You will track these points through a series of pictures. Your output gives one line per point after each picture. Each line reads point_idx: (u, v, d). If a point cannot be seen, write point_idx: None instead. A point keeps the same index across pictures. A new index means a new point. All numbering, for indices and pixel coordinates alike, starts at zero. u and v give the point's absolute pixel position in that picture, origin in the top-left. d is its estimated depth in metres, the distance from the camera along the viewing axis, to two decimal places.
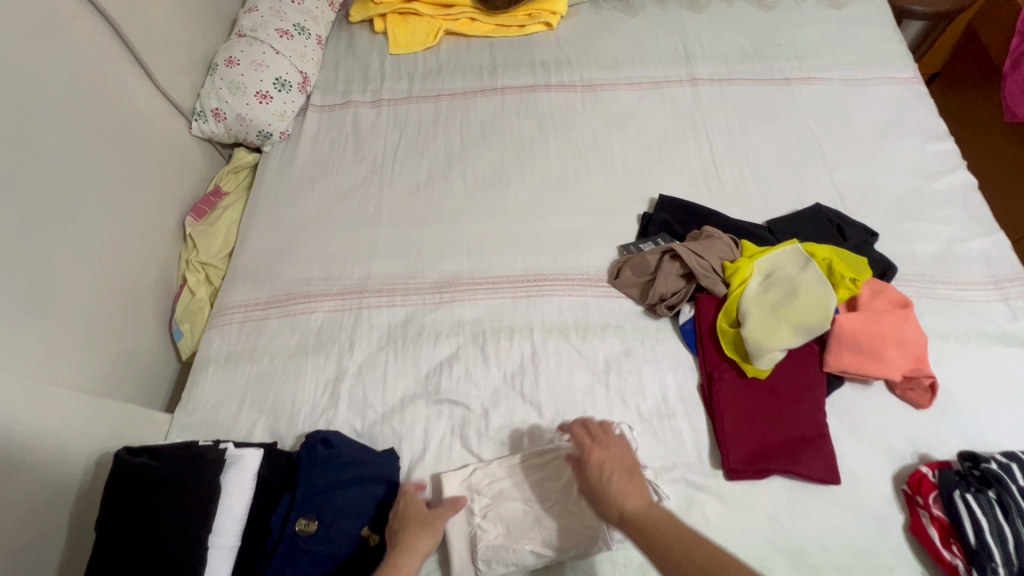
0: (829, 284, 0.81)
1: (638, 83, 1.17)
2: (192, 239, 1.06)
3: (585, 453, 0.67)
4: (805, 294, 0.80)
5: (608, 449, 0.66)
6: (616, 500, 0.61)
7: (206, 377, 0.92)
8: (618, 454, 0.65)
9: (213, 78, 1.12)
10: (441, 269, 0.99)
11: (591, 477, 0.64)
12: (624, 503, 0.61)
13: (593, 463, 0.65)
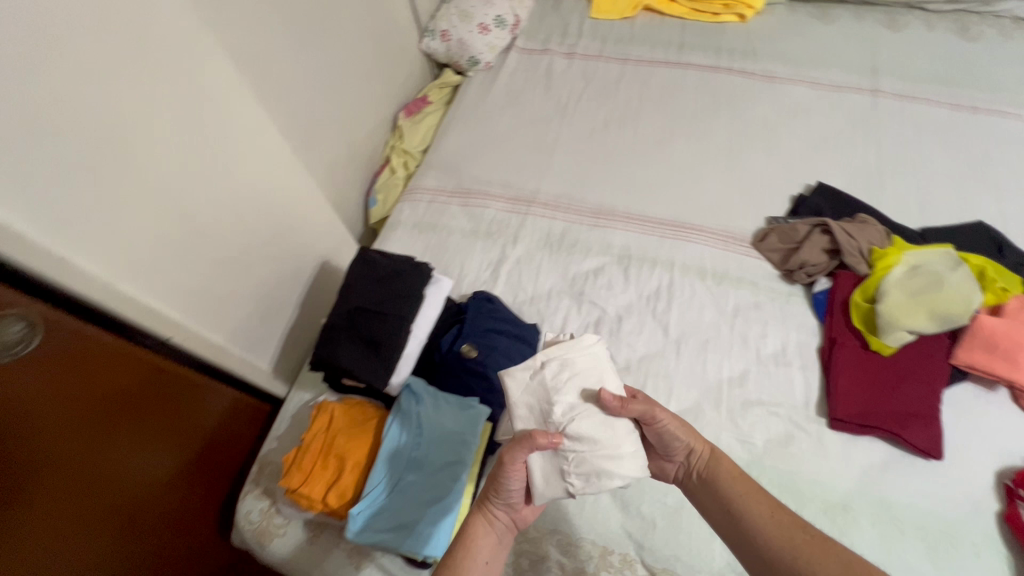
0: (977, 285, 0.86)
1: (819, 83, 1.24)
2: (401, 130, 1.29)
3: (651, 413, 0.65)
4: (949, 287, 0.86)
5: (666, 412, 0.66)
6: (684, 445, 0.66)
7: (395, 236, 1.12)
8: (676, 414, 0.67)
9: (448, 7, 1.34)
10: (601, 200, 1.13)
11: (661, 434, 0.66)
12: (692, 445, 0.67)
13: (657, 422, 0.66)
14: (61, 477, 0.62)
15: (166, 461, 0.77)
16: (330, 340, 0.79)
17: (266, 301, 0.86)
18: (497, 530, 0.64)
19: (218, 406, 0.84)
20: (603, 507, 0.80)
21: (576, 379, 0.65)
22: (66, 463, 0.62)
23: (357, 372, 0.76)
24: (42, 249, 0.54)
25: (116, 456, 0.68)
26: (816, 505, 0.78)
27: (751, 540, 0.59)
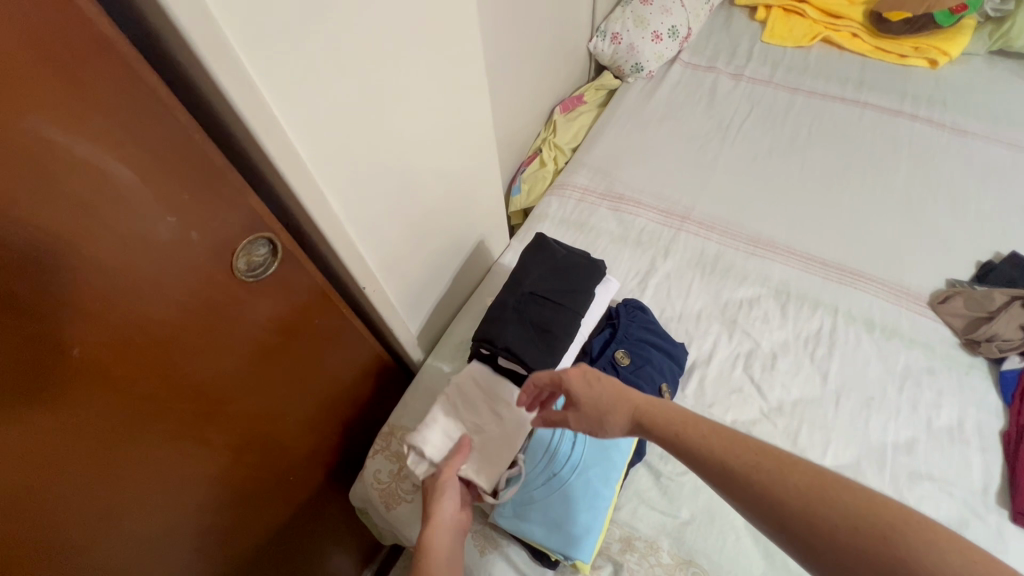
0: None
1: (1017, 145, 1.14)
2: (554, 125, 1.29)
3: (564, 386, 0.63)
4: None
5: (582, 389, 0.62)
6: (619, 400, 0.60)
7: (542, 228, 1.11)
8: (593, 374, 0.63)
9: (624, 10, 1.32)
10: (759, 229, 1.08)
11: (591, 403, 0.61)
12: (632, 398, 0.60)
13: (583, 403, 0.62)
14: (231, 405, 0.63)
15: (311, 408, 0.78)
16: (499, 317, 0.77)
17: (433, 270, 0.87)
18: (460, 526, 0.65)
19: (368, 356, 0.83)
20: (745, 549, 0.75)
21: (450, 437, 0.71)
22: (241, 391, 0.63)
23: (525, 355, 0.74)
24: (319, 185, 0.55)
25: (278, 388, 0.69)
26: None
27: (713, 469, 0.50)
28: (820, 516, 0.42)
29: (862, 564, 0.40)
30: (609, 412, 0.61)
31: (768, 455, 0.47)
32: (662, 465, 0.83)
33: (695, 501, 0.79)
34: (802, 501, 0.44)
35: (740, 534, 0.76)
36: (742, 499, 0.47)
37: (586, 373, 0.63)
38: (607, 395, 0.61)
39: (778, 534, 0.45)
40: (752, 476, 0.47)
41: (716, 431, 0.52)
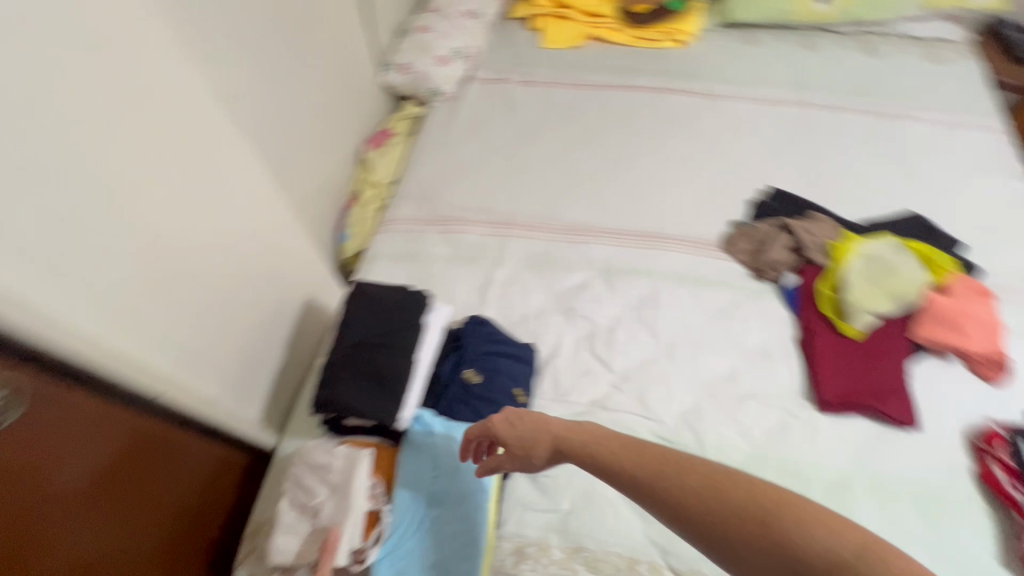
0: (920, 270, 0.96)
1: (755, 99, 1.37)
2: (368, 163, 1.30)
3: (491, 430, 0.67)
4: (904, 274, 0.96)
5: (507, 424, 0.66)
6: (542, 433, 0.62)
7: (376, 269, 1.10)
8: (517, 413, 0.66)
9: (405, 41, 1.38)
10: (576, 217, 1.17)
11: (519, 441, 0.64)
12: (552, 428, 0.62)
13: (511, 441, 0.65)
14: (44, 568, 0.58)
15: (159, 545, 0.74)
16: (332, 379, 0.75)
17: (252, 343, 0.83)
18: None
19: (204, 457, 0.79)
20: (623, 517, 0.80)
21: (303, 535, 0.72)
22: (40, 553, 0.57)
23: (365, 409, 0.73)
24: (21, 296, 0.50)
25: (93, 531, 0.63)
26: (818, 486, 0.83)
27: (626, 480, 0.53)
28: (714, 512, 0.46)
29: (752, 546, 0.43)
30: (526, 444, 0.63)
31: (669, 463, 0.51)
32: (537, 466, 0.84)
33: (572, 488, 0.82)
34: (698, 498, 0.47)
35: (617, 505, 0.81)
36: (651, 503, 0.50)
37: (508, 417, 0.66)
38: (527, 429, 0.63)
39: (686, 535, 0.48)
40: (656, 482, 0.50)
41: (626, 447, 0.55)
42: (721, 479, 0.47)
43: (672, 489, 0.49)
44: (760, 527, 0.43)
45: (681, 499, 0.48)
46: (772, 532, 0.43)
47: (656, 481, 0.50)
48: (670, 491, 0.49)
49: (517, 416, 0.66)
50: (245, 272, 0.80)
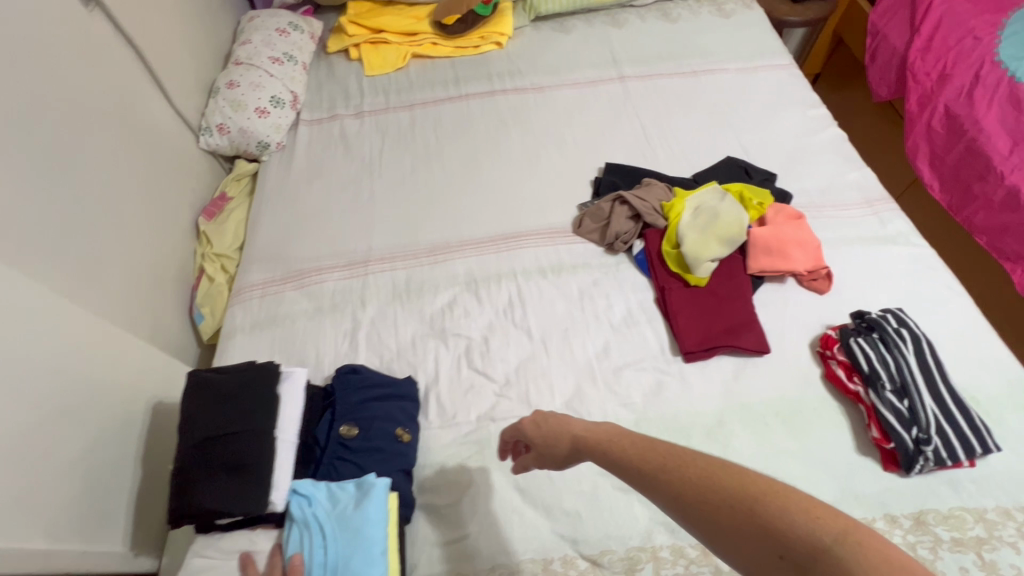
0: (741, 208, 1.04)
1: (579, 83, 1.43)
2: (206, 236, 1.20)
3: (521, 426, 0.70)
4: (724, 216, 1.03)
5: (537, 421, 0.68)
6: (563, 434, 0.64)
7: (236, 344, 1.04)
8: (547, 415, 0.67)
9: (216, 99, 1.27)
10: (433, 237, 1.17)
11: (542, 440, 0.66)
12: (573, 430, 0.63)
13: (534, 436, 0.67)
14: None
15: None
16: (188, 484, 0.70)
17: (91, 473, 0.75)
18: None
19: None
20: (529, 521, 0.81)
21: None
22: None
23: (229, 504, 0.69)
24: None
25: None
26: (698, 432, 0.88)
27: (634, 473, 0.54)
28: (709, 501, 0.47)
29: (747, 532, 0.44)
30: (553, 447, 0.65)
31: (674, 457, 0.52)
32: (437, 499, 0.84)
33: (475, 509, 0.82)
34: (697, 492, 0.48)
35: (521, 511, 0.82)
36: (658, 492, 0.51)
37: (538, 418, 0.67)
38: (553, 430, 0.65)
39: (686, 522, 0.49)
40: (661, 475, 0.52)
41: (637, 445, 0.56)
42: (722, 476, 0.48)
43: (680, 480, 0.50)
44: (759, 515, 0.44)
45: (685, 489, 0.49)
46: (766, 518, 0.43)
47: (662, 474, 0.51)
48: (676, 483, 0.50)
49: (548, 417, 0.67)
50: (62, 398, 0.72)
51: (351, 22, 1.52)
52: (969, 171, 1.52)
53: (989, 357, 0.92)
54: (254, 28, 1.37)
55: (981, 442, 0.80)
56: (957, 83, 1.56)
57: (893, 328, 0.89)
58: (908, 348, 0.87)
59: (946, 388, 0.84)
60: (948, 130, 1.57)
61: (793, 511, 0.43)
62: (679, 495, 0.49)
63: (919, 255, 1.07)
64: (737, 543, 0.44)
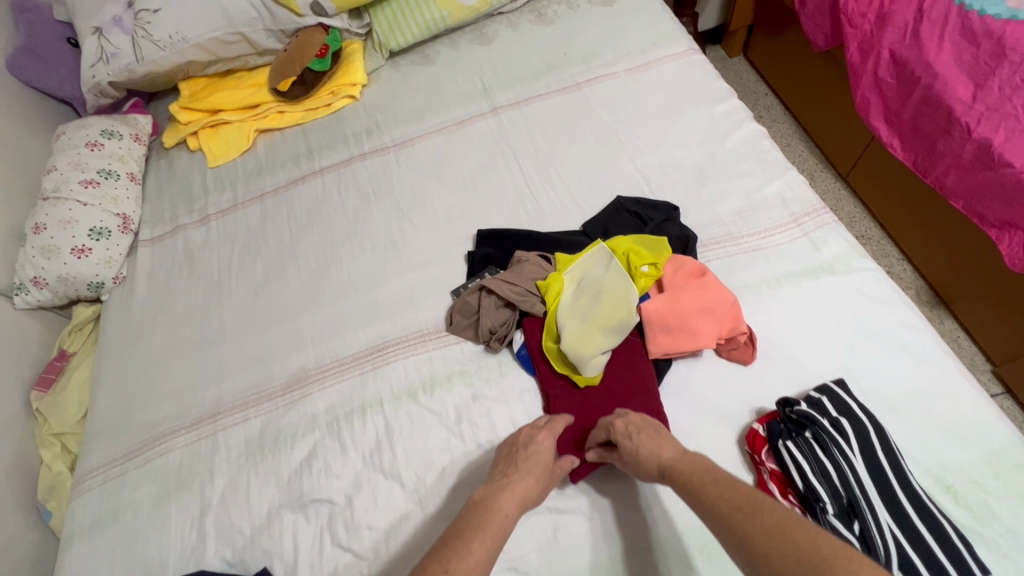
0: (628, 278, 0.85)
1: (445, 127, 1.22)
2: (42, 413, 1.04)
3: (609, 424, 0.72)
4: (609, 294, 0.84)
5: (631, 420, 0.71)
6: (651, 453, 0.66)
7: (72, 555, 0.88)
8: (642, 421, 0.71)
9: (25, 249, 1.09)
10: (290, 367, 0.99)
11: (626, 444, 0.69)
12: (660, 455, 0.66)
13: (620, 431, 0.70)
14: None
15: None
16: None
17: None
18: None
19: None
20: None
21: None
22: None
23: None
24: None
25: None
26: None
27: (704, 500, 0.58)
28: (781, 555, 0.49)
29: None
30: (633, 454, 0.67)
31: (751, 500, 0.55)
32: None
33: None
34: (766, 534, 0.51)
35: None
36: (724, 528, 0.55)
37: (629, 426, 0.70)
38: (639, 442, 0.68)
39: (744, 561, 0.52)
40: (736, 517, 0.54)
41: (718, 480, 0.59)
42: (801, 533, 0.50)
43: (754, 522, 0.53)
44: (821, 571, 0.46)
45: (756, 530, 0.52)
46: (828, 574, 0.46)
47: (734, 513, 0.55)
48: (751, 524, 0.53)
49: (640, 426, 0.70)
50: None
51: (182, 108, 1.32)
52: (927, 125, 1.27)
53: (964, 422, 0.72)
54: (60, 149, 1.18)
55: (963, 569, 0.61)
56: (899, 22, 1.30)
57: (830, 420, 0.69)
58: (851, 448, 0.67)
59: (908, 499, 0.64)
60: (896, 79, 1.32)
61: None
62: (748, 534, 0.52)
63: (864, 282, 0.85)
64: None
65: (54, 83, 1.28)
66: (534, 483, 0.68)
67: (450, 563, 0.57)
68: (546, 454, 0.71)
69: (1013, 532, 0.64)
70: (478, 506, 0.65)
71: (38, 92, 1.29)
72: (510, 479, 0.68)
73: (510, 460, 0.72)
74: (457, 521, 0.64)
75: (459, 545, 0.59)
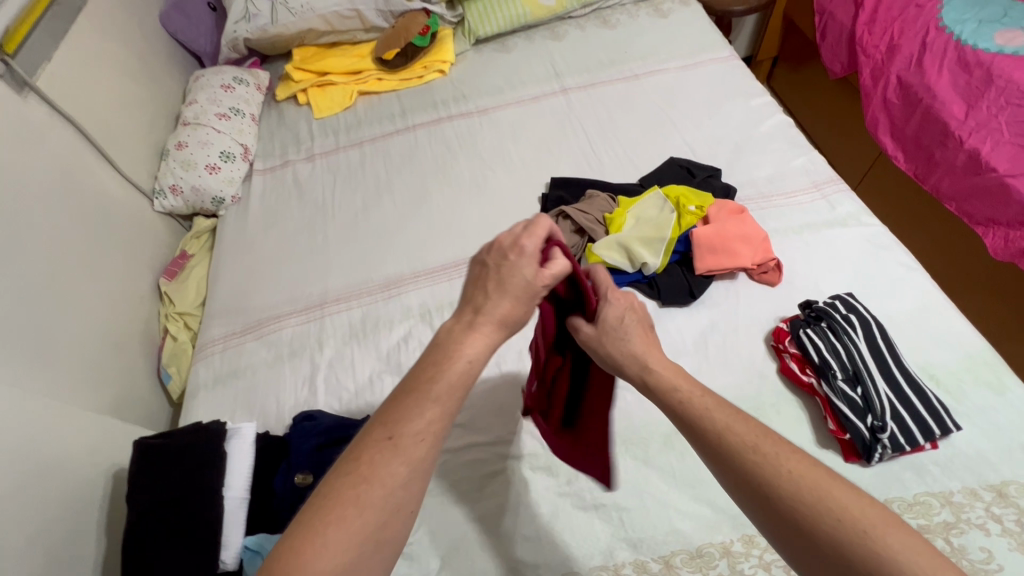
0: (670, 220, 1.03)
1: (522, 100, 1.44)
2: (168, 296, 1.22)
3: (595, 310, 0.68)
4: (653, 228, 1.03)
5: (625, 305, 0.68)
6: (641, 357, 0.64)
7: (198, 401, 1.05)
8: (633, 313, 0.67)
9: (167, 162, 1.31)
10: (386, 272, 1.18)
11: (612, 332, 0.66)
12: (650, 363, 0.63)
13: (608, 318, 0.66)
14: None
15: None
16: (134, 551, 0.71)
17: (52, 545, 0.76)
18: None
19: None
20: (491, 551, 0.80)
21: None
22: None
23: (179, 565, 0.71)
24: None
25: None
26: (656, 442, 0.87)
27: (706, 436, 0.57)
28: (801, 503, 0.49)
29: (834, 538, 0.47)
30: (618, 345, 0.65)
31: (771, 442, 0.54)
32: None
33: (437, 544, 0.82)
34: (793, 486, 0.50)
35: (482, 541, 0.81)
36: (731, 464, 0.54)
37: (621, 315, 0.67)
38: (631, 337, 0.65)
39: (756, 503, 0.52)
40: (750, 457, 0.53)
41: (724, 411, 0.57)
42: (827, 485, 0.50)
43: (772, 465, 0.52)
44: (847, 526, 0.47)
45: (771, 475, 0.51)
46: (852, 531, 0.47)
47: (747, 453, 0.53)
48: (773, 469, 0.52)
49: (634, 316, 0.67)
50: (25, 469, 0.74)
51: (296, 68, 1.55)
52: (927, 137, 1.49)
53: (947, 333, 0.90)
54: (200, 87, 1.42)
55: (940, 423, 0.78)
56: (906, 53, 1.54)
57: (841, 314, 0.88)
58: (857, 335, 0.86)
59: (901, 373, 0.82)
60: (901, 99, 1.55)
61: (881, 535, 0.46)
62: (764, 480, 0.51)
63: (871, 234, 1.05)
64: (809, 542, 0.48)
65: (194, 38, 1.53)
66: (514, 306, 0.59)
67: (394, 428, 0.51)
68: (523, 276, 0.59)
69: (981, 409, 0.82)
70: (438, 351, 0.56)
71: (178, 44, 1.53)
72: (482, 309, 0.58)
73: (482, 281, 0.60)
74: (420, 363, 0.56)
75: (408, 407, 0.52)
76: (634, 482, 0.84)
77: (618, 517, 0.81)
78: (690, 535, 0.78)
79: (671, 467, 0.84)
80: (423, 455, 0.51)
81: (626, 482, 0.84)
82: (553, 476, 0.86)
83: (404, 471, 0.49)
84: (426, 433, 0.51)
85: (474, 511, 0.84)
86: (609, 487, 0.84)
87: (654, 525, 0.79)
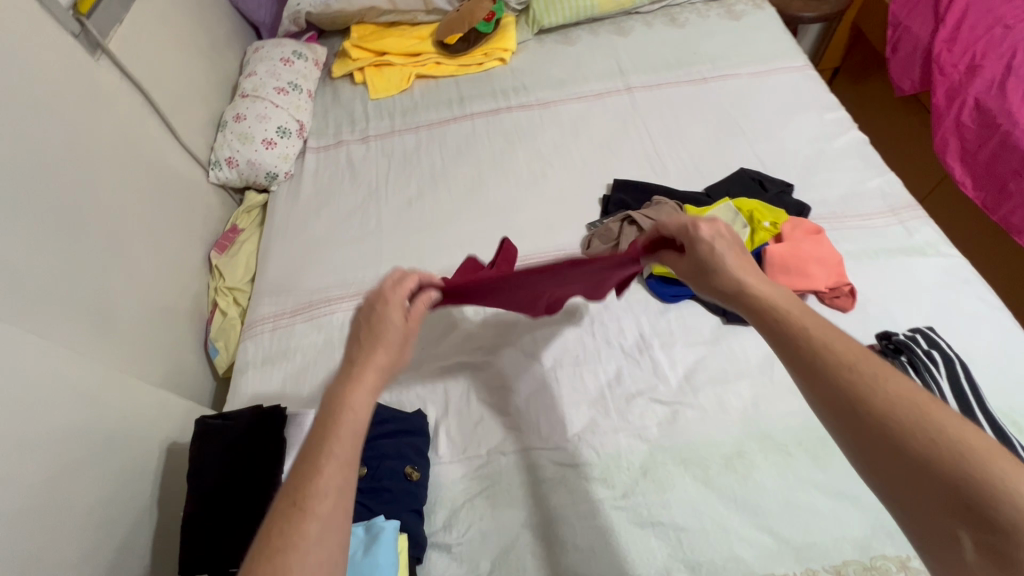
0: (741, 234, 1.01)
1: (584, 96, 1.40)
2: (218, 269, 1.21)
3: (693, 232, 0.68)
4: None
5: (721, 230, 0.68)
6: (739, 278, 0.63)
7: (247, 380, 1.04)
8: (730, 235, 0.67)
9: (224, 133, 1.29)
10: (440, 264, 1.16)
11: (707, 254, 0.66)
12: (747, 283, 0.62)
13: (705, 241, 0.67)
14: None
15: None
16: (195, 529, 0.72)
17: (109, 517, 0.75)
18: None
19: None
20: (542, 560, 0.79)
21: None
22: None
23: (237, 551, 0.70)
24: None
25: None
26: (718, 463, 0.85)
27: (795, 346, 0.55)
28: (887, 412, 0.47)
29: (925, 449, 0.44)
30: (714, 271, 0.65)
31: (873, 362, 0.51)
32: (448, 537, 0.82)
33: (488, 548, 0.81)
34: (886, 399, 0.48)
35: (534, 549, 0.80)
36: (815, 373, 0.52)
37: (715, 238, 0.67)
38: (724, 259, 0.65)
39: (838, 409, 0.50)
40: (837, 368, 0.51)
41: (820, 327, 0.55)
42: (927, 404, 0.46)
43: (868, 377, 0.49)
44: (942, 448, 0.44)
45: (860, 386, 0.49)
46: (945, 450, 0.43)
47: (839, 361, 0.51)
48: (867, 384, 0.49)
49: (725, 242, 0.67)
50: (87, 440, 0.74)
51: (354, 45, 1.51)
52: (1003, 166, 1.42)
53: None
54: (260, 60, 1.41)
55: None
56: (988, 75, 1.46)
57: (923, 350, 0.84)
58: (940, 372, 0.82)
59: (986, 417, 0.78)
60: (977, 123, 1.48)
61: (981, 458, 0.42)
62: (853, 388, 0.49)
63: (951, 265, 1.01)
64: (891, 454, 0.46)
65: (254, 9, 1.52)
66: (386, 352, 0.59)
67: (296, 493, 0.48)
68: (396, 329, 0.61)
69: None
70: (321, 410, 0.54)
71: (238, 14, 1.52)
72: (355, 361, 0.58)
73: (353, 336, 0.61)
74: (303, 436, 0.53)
75: (302, 467, 0.50)
76: (694, 503, 0.81)
77: (676, 537, 0.79)
78: (751, 563, 0.76)
79: (732, 490, 0.82)
80: (337, 506, 0.49)
81: (685, 502, 0.81)
82: (608, 488, 0.84)
83: (317, 531, 0.47)
84: (329, 488, 0.49)
85: (526, 518, 0.83)
86: (668, 505, 0.81)
87: (714, 549, 0.77)
